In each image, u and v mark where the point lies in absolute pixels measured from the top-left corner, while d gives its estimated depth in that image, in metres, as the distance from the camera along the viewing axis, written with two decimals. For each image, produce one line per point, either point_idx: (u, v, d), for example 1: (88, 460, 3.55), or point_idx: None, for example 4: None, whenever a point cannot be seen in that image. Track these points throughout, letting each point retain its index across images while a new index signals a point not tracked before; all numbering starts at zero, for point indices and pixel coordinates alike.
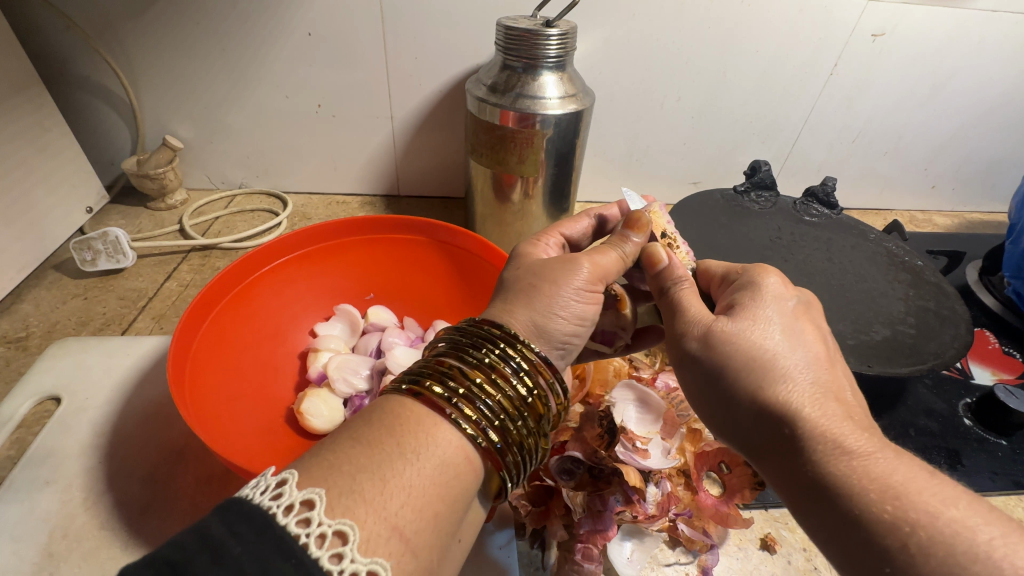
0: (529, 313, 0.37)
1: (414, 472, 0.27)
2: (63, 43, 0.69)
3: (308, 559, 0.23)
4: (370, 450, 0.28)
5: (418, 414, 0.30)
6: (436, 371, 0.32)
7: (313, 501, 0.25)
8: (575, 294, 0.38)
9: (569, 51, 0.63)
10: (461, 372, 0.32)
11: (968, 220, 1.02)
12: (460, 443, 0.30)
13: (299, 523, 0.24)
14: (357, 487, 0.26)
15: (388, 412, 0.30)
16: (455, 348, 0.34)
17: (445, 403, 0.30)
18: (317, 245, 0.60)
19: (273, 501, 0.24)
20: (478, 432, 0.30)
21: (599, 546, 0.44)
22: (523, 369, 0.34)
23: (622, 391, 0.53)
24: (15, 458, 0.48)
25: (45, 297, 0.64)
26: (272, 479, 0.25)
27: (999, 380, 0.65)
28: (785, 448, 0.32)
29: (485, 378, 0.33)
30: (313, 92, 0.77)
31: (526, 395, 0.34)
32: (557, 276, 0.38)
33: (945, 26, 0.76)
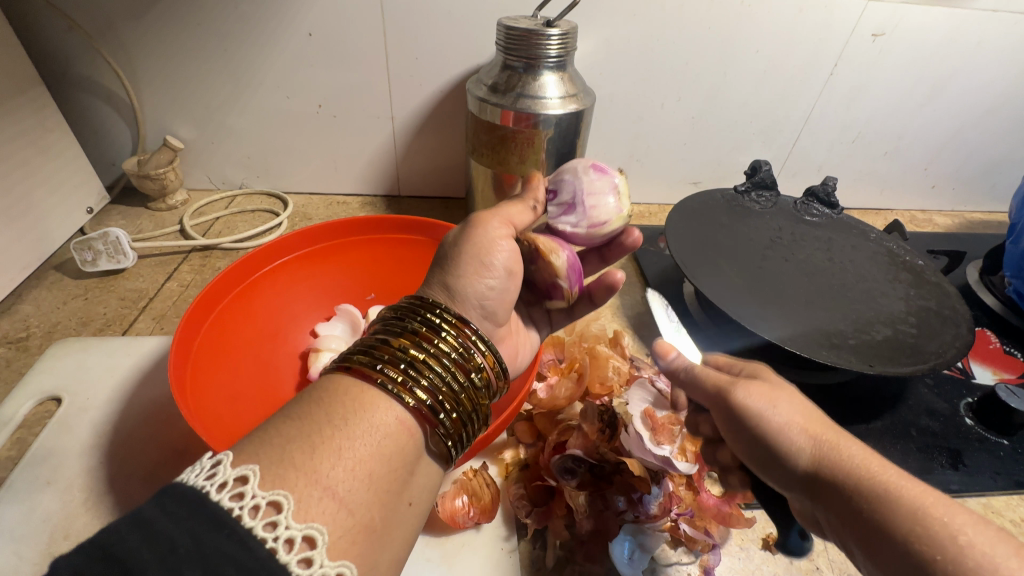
0: (442, 278, 0.38)
1: (342, 436, 0.28)
2: (64, 43, 0.69)
3: (240, 528, 0.23)
4: (298, 422, 0.28)
5: (343, 384, 0.31)
6: (365, 346, 0.33)
7: (247, 477, 0.25)
8: (480, 247, 0.39)
9: (570, 52, 0.63)
10: (385, 340, 0.33)
11: (968, 220, 1.02)
12: (386, 403, 0.30)
13: (232, 497, 0.24)
14: (286, 457, 0.26)
15: (319, 388, 0.31)
16: (380, 322, 0.36)
17: (366, 365, 0.31)
18: (315, 245, 0.60)
19: (206, 480, 0.25)
20: (404, 390, 0.31)
21: (602, 545, 0.44)
22: (452, 334, 0.35)
23: (636, 391, 0.53)
24: (16, 458, 0.48)
25: (46, 297, 0.64)
26: (207, 461, 0.26)
27: (1000, 379, 0.65)
28: (823, 502, 0.31)
29: (410, 342, 0.33)
30: (314, 93, 0.77)
31: (456, 359, 0.34)
32: (459, 238, 0.40)
33: (945, 26, 0.76)
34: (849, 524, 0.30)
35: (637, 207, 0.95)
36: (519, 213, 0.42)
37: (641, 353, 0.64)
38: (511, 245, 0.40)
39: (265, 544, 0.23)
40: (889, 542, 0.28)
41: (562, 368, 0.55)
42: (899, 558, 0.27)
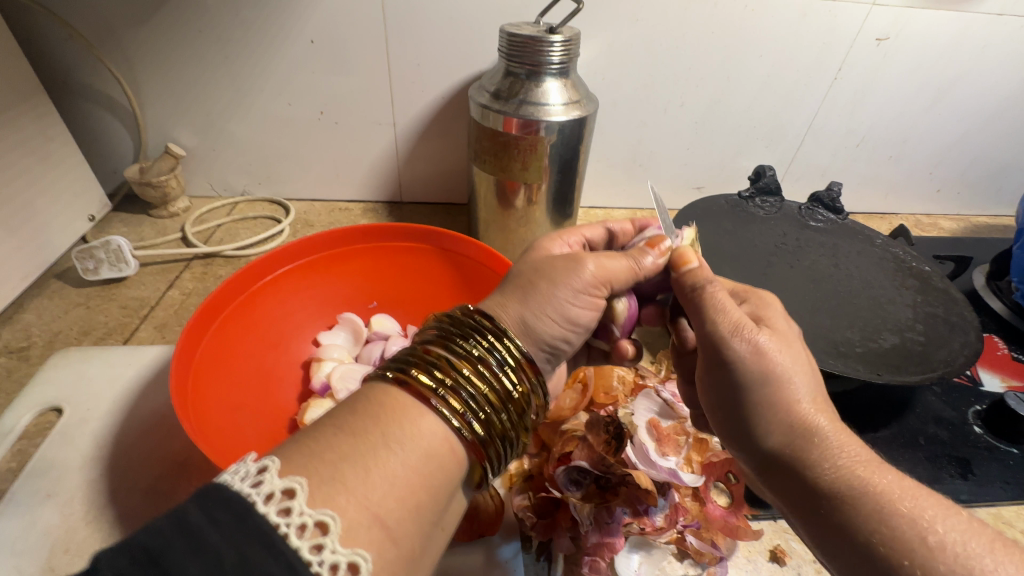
0: (522, 311, 0.37)
1: (397, 463, 0.27)
2: (67, 51, 0.69)
3: (287, 549, 0.22)
4: (353, 438, 0.27)
5: (403, 404, 0.30)
6: (422, 360, 0.32)
7: (295, 491, 0.24)
8: (572, 297, 0.38)
9: (573, 58, 0.63)
10: (448, 362, 0.32)
11: (974, 225, 1.02)
12: (445, 434, 0.30)
13: (280, 512, 0.23)
14: (338, 476, 0.25)
15: (373, 398, 0.30)
16: (442, 337, 0.34)
17: (431, 394, 0.30)
18: (320, 253, 0.59)
19: (252, 488, 0.23)
20: (462, 423, 0.30)
21: (607, 558, 0.44)
22: (510, 365, 0.34)
23: (643, 402, 0.53)
24: (16, 470, 0.48)
25: (48, 306, 0.64)
26: (253, 465, 0.24)
27: (1009, 387, 0.64)
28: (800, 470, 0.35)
29: (471, 368, 0.32)
30: (316, 100, 0.77)
31: (511, 389, 0.33)
32: (559, 277, 0.38)
33: (949, 29, 0.76)
34: (808, 512, 0.34)
35: (641, 211, 0.95)
36: (619, 268, 0.40)
37: (645, 361, 0.63)
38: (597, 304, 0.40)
39: (311, 568, 0.22)
40: (850, 540, 0.31)
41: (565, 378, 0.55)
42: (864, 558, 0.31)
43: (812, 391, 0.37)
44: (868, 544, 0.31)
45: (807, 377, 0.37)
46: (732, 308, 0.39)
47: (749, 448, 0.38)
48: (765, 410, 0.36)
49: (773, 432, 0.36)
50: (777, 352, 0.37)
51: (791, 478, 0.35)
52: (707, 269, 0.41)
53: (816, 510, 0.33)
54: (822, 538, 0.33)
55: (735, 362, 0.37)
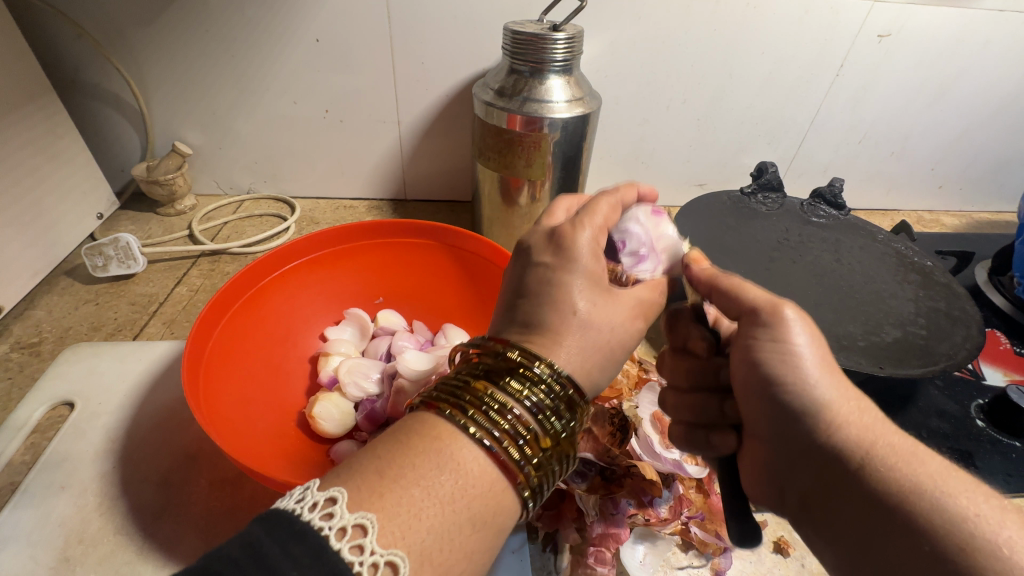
0: (590, 372, 0.36)
1: (459, 513, 0.27)
2: (76, 51, 0.70)
3: (326, 549, 0.23)
4: (429, 491, 0.27)
5: (465, 458, 0.29)
6: (499, 419, 0.31)
7: (336, 499, 0.25)
8: (609, 337, 0.37)
9: (576, 55, 0.63)
10: (533, 436, 0.31)
11: (976, 221, 1.02)
12: (515, 505, 0.30)
13: (323, 518, 0.24)
14: (403, 527, 0.25)
15: (446, 454, 0.28)
16: (501, 376, 0.32)
17: (516, 467, 0.30)
18: (327, 249, 0.60)
19: (325, 522, 0.24)
20: (532, 494, 0.31)
21: (611, 549, 0.44)
22: (563, 407, 0.33)
23: (646, 395, 0.53)
24: (30, 463, 0.48)
25: (57, 302, 0.65)
26: (322, 497, 0.25)
27: (1011, 381, 0.64)
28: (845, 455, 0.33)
29: (551, 444, 0.32)
30: (321, 98, 0.77)
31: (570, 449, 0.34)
32: (630, 338, 0.38)
33: (951, 25, 0.76)
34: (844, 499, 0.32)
35: None
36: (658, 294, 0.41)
37: (649, 356, 0.64)
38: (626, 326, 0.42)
39: (351, 568, 0.23)
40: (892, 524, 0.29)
41: None
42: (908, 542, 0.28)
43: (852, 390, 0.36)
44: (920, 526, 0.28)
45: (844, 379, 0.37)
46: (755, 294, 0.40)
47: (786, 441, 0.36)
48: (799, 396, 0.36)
49: (813, 418, 0.35)
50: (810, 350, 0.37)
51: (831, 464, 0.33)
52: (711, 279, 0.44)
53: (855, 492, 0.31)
54: (854, 528, 0.31)
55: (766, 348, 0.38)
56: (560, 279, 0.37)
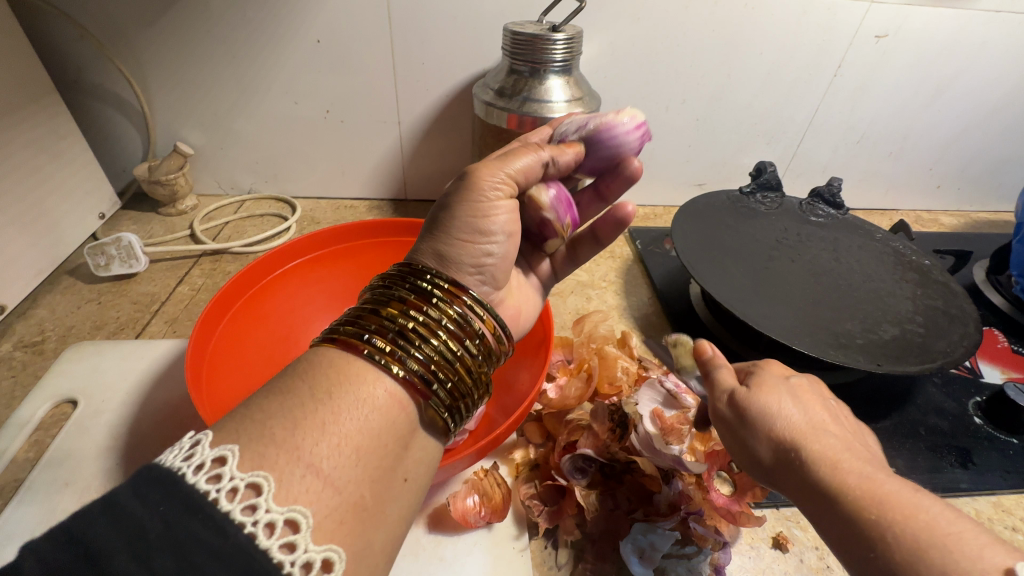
0: (434, 243, 0.39)
1: (326, 411, 0.28)
2: (78, 51, 0.70)
3: (216, 512, 0.23)
4: (282, 397, 0.29)
5: (332, 356, 0.32)
6: (352, 317, 0.34)
7: (225, 457, 0.25)
8: (479, 208, 0.39)
9: (575, 55, 0.64)
10: (374, 311, 0.34)
11: (974, 220, 1.02)
12: (377, 376, 0.31)
13: (210, 480, 0.24)
14: (267, 433, 0.27)
15: (300, 363, 0.32)
16: (371, 293, 0.37)
17: (356, 340, 0.32)
18: (327, 248, 0.61)
19: (212, 485, 0.24)
20: (393, 360, 0.32)
21: (612, 544, 0.45)
22: (414, 295, 0.35)
23: (646, 391, 0.53)
24: (33, 460, 0.49)
25: (60, 302, 0.65)
26: (210, 455, 0.25)
27: (1009, 378, 0.65)
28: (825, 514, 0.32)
29: (398, 310, 0.34)
30: (322, 98, 0.78)
31: (444, 330, 0.35)
32: (463, 197, 0.39)
33: (948, 26, 0.77)
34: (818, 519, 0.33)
35: (643, 207, 0.96)
36: (524, 164, 0.41)
37: (649, 354, 0.64)
38: (508, 206, 0.41)
39: (243, 529, 0.23)
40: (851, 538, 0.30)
41: (571, 369, 0.56)
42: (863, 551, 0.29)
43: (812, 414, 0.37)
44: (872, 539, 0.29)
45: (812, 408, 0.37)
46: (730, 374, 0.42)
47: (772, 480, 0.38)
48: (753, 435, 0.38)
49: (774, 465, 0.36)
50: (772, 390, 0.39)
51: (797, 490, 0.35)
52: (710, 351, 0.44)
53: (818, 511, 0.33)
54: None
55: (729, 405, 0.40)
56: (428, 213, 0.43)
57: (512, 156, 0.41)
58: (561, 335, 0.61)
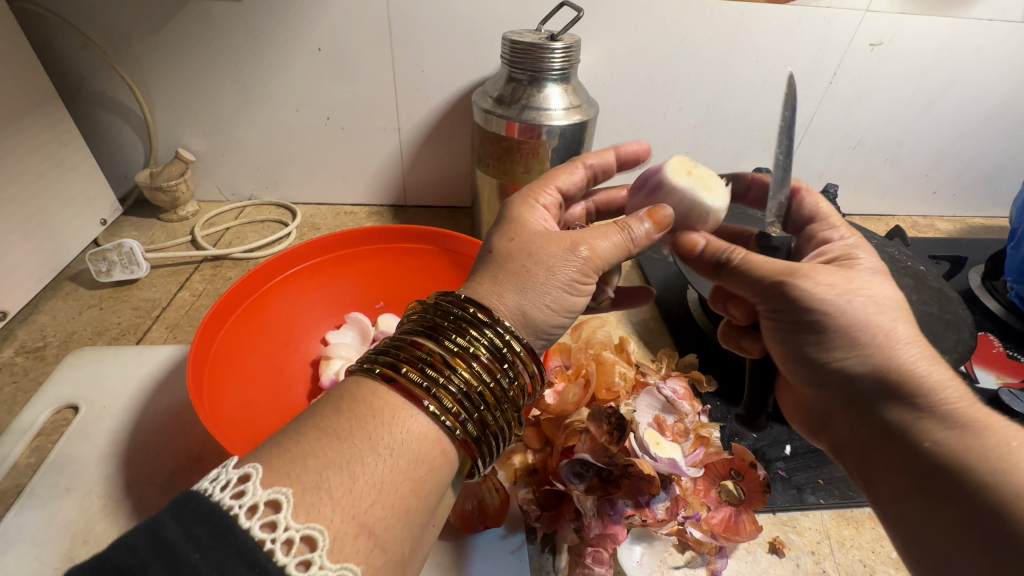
0: (520, 300, 0.37)
1: (384, 469, 0.28)
2: (82, 60, 0.71)
3: (273, 565, 0.23)
4: (342, 444, 0.28)
5: (392, 404, 0.30)
6: (414, 357, 0.32)
7: (279, 503, 0.24)
8: (572, 287, 0.38)
9: (574, 64, 0.64)
10: (441, 359, 0.32)
11: (970, 226, 1.03)
12: (437, 435, 0.31)
13: (266, 528, 0.23)
14: (324, 483, 0.26)
15: (360, 400, 0.30)
16: (434, 330, 0.34)
17: (423, 393, 0.31)
18: (327, 255, 0.62)
19: (267, 534, 0.23)
20: (456, 423, 0.31)
21: (609, 549, 0.44)
22: (483, 353, 0.34)
23: (646, 399, 0.54)
24: (35, 465, 0.49)
25: (62, 307, 0.66)
26: (263, 496, 0.24)
27: (1004, 383, 0.65)
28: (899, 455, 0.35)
29: (465, 366, 0.33)
30: (322, 106, 0.78)
31: (504, 388, 0.34)
32: (556, 266, 0.37)
33: (942, 34, 0.78)
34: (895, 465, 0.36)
35: None
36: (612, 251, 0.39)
37: (646, 359, 0.64)
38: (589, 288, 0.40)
39: None
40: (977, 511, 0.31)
41: (569, 374, 0.56)
42: (958, 513, 0.31)
43: (914, 333, 0.36)
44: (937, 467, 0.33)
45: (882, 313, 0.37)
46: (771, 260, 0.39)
47: (830, 386, 0.39)
48: (844, 349, 0.37)
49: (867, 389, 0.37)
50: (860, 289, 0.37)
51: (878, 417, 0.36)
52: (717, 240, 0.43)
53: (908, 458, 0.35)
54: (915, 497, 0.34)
55: (796, 308, 0.38)
56: (501, 249, 0.39)
57: (605, 237, 0.39)
58: (560, 341, 0.61)
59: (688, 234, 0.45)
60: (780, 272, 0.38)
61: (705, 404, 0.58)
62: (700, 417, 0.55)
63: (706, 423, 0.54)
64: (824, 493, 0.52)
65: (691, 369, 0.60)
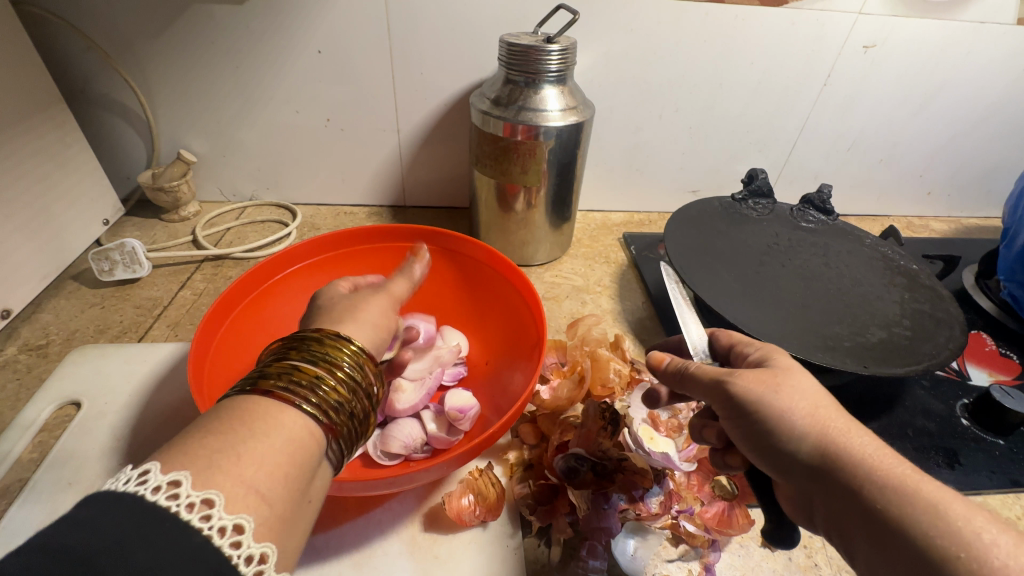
0: None
1: (265, 449, 0.27)
2: (85, 62, 0.72)
3: (177, 530, 0.22)
4: (221, 435, 0.26)
5: (263, 406, 0.29)
6: (269, 370, 0.31)
7: (179, 481, 0.23)
8: None
9: (570, 66, 0.65)
10: (296, 363, 0.32)
11: (965, 227, 1.04)
12: (307, 424, 0.29)
13: (168, 498, 0.23)
14: (215, 465, 0.25)
15: (215, 417, 0.28)
16: (283, 353, 0.33)
17: (287, 391, 0.30)
18: (328, 253, 0.63)
19: (170, 502, 0.23)
20: (323, 412, 0.30)
21: (604, 542, 0.45)
22: (336, 357, 0.34)
23: (641, 396, 0.56)
24: (38, 460, 0.50)
25: (65, 306, 0.66)
26: (164, 478, 0.23)
27: (996, 381, 0.66)
28: (858, 519, 0.31)
29: (322, 369, 0.32)
30: (322, 107, 0.79)
31: (363, 386, 0.34)
32: None
33: (934, 36, 0.79)
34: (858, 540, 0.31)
35: (638, 214, 0.97)
36: None
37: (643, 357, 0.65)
38: None
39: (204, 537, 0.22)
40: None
41: (565, 371, 0.58)
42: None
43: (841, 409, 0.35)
44: (898, 529, 0.29)
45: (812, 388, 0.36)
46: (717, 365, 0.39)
47: (788, 474, 0.35)
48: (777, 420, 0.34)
49: (801, 451, 0.33)
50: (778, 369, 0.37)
51: (837, 496, 0.32)
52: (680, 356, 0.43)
53: (880, 534, 0.29)
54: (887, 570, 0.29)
55: (739, 398, 0.36)
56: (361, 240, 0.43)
57: None
58: (557, 339, 0.62)
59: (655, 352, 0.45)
60: (719, 372, 0.38)
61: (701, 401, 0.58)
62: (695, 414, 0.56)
63: None
64: None
65: None
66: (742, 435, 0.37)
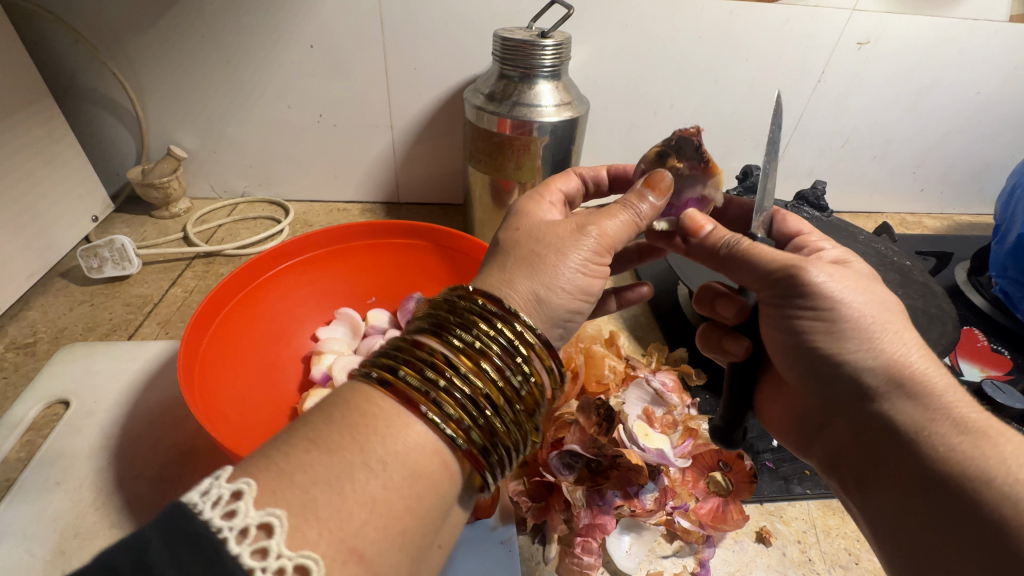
0: (532, 284, 0.36)
1: (378, 486, 0.27)
2: (73, 56, 0.71)
3: (227, 556, 0.22)
4: (329, 455, 0.27)
5: (387, 413, 0.29)
6: (416, 359, 0.31)
7: (242, 493, 0.24)
8: (585, 266, 0.37)
9: (565, 62, 0.65)
10: (444, 359, 0.32)
11: (956, 224, 1.04)
12: (437, 445, 0.30)
13: (223, 517, 0.23)
14: (309, 503, 0.25)
15: (355, 408, 0.29)
16: (436, 329, 0.33)
17: (422, 398, 0.30)
18: (321, 249, 0.62)
19: (225, 522, 0.23)
20: (457, 432, 0.30)
21: (599, 539, 0.45)
22: (484, 350, 0.32)
23: (634, 391, 0.55)
24: (25, 460, 0.49)
25: (53, 303, 0.65)
26: (227, 490, 0.24)
27: (987, 376, 0.66)
28: (898, 439, 0.36)
29: (469, 365, 0.32)
30: (315, 103, 0.79)
31: (517, 387, 0.33)
32: (564, 246, 0.37)
33: (927, 32, 0.79)
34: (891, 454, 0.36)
35: None
36: (620, 227, 0.39)
37: (637, 353, 0.65)
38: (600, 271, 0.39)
39: (253, 574, 0.22)
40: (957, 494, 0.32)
41: None
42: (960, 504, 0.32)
43: (911, 330, 0.37)
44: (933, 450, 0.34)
45: (893, 305, 0.39)
46: (776, 250, 0.39)
47: (837, 382, 0.39)
48: (854, 336, 0.37)
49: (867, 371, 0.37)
50: (861, 288, 0.38)
51: (886, 416, 0.36)
52: (724, 227, 0.42)
53: (921, 463, 0.34)
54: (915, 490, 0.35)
55: (804, 309, 0.38)
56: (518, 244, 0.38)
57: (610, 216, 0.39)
58: None
59: (693, 215, 0.42)
60: (790, 262, 0.38)
61: (695, 397, 0.59)
62: (688, 410, 0.56)
63: (694, 415, 0.55)
64: (811, 483, 0.52)
65: (680, 364, 0.61)
66: (798, 341, 0.40)
